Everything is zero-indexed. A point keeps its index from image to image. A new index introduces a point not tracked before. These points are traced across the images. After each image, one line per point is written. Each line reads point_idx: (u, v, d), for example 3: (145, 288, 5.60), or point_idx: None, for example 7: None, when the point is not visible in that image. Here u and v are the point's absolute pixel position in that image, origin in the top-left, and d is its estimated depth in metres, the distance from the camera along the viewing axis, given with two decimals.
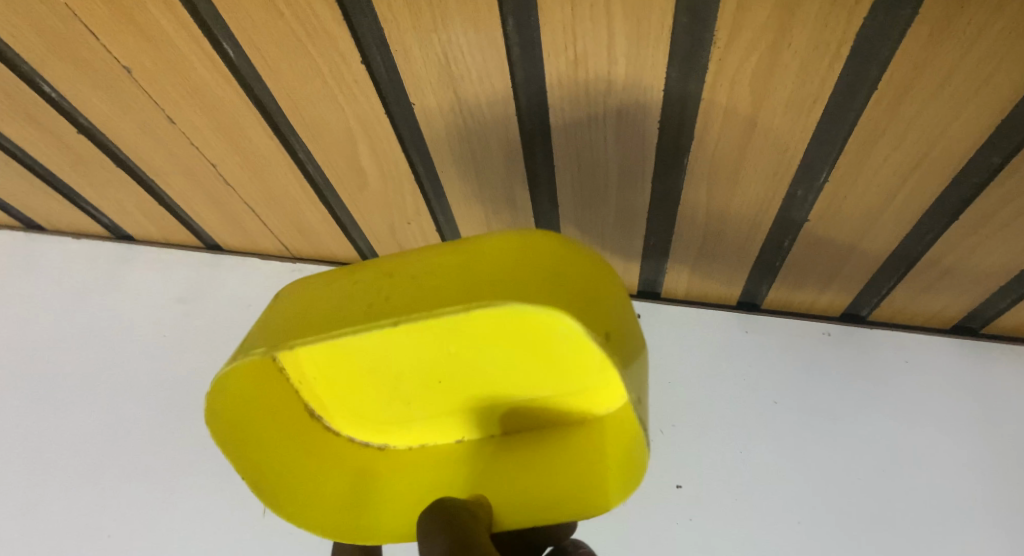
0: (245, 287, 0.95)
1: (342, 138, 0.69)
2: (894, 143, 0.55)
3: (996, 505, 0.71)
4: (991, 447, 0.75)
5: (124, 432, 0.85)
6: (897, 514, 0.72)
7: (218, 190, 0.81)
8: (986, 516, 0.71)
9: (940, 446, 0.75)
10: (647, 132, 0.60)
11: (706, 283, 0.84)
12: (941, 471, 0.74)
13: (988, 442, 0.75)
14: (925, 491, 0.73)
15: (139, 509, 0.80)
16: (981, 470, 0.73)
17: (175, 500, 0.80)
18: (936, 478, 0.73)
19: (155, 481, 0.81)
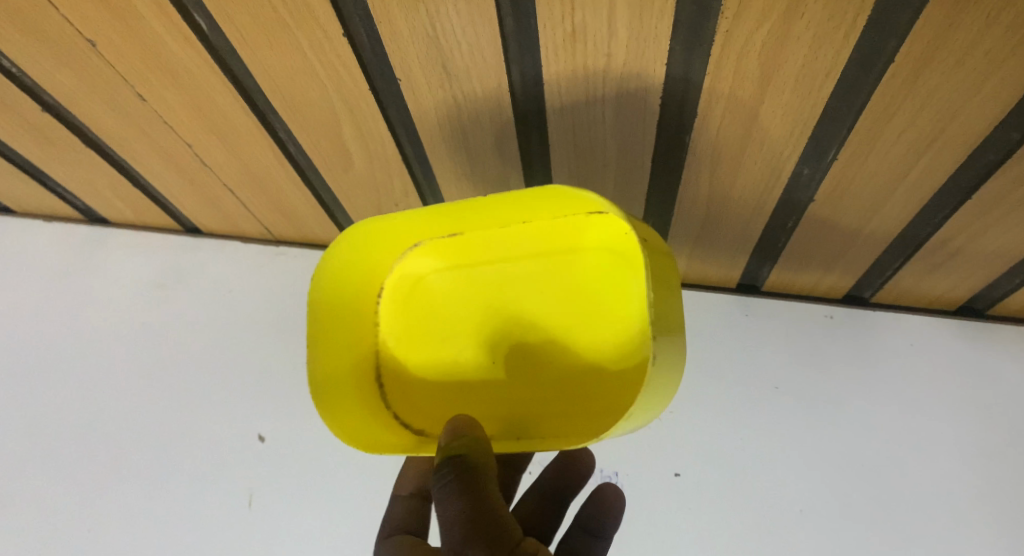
0: (228, 273, 0.89)
1: (325, 117, 0.65)
2: (909, 120, 0.52)
3: (988, 489, 0.72)
4: (989, 431, 0.74)
5: (107, 422, 0.82)
6: (891, 500, 0.72)
7: (195, 172, 0.77)
8: (976, 498, 0.72)
9: (936, 431, 0.75)
10: (648, 110, 0.57)
11: (706, 266, 0.81)
12: (937, 456, 0.74)
13: (984, 425, 0.75)
14: (918, 475, 0.73)
15: (126, 500, 0.78)
16: (975, 454, 0.73)
17: (161, 491, 0.78)
18: (930, 463, 0.74)
19: (141, 472, 0.79)
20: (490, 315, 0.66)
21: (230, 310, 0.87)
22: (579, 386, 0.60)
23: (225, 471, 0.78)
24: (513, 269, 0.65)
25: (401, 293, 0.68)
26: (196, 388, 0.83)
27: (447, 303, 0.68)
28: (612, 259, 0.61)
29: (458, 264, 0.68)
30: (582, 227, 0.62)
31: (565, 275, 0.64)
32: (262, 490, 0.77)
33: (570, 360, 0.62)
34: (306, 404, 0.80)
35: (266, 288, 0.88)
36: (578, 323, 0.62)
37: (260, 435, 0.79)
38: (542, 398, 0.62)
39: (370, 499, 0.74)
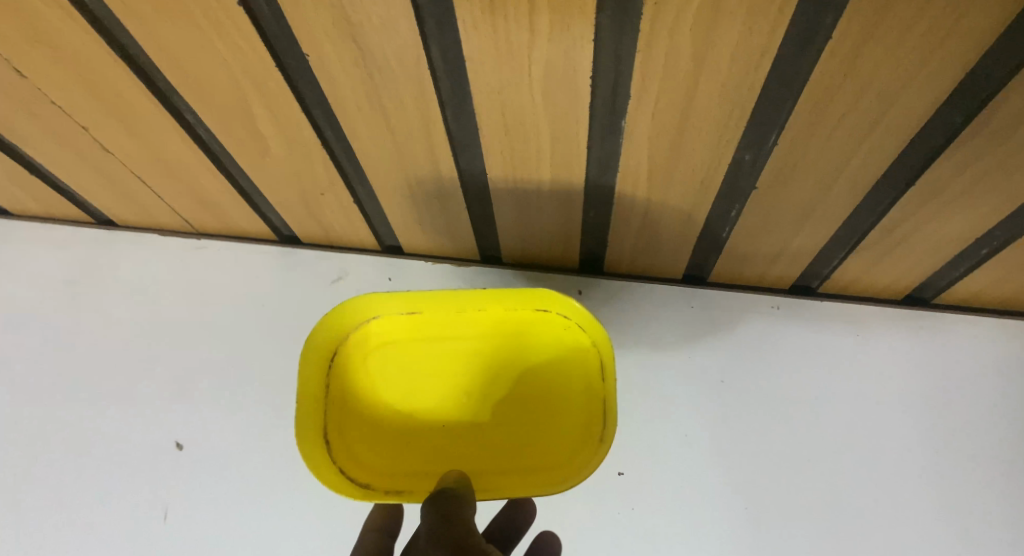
0: (145, 269, 0.84)
1: (234, 98, 0.60)
2: (850, 102, 0.49)
3: (933, 480, 0.71)
4: (936, 421, 0.74)
5: (9, 432, 0.76)
6: (839, 493, 0.71)
7: (98, 158, 0.71)
8: (920, 490, 0.71)
9: (882, 422, 0.74)
10: (578, 92, 0.53)
11: (652, 257, 0.78)
12: (883, 448, 0.73)
13: (930, 415, 0.74)
14: (863, 467, 0.72)
15: (28, 518, 0.72)
16: (922, 445, 0.73)
17: (70, 505, 0.72)
18: (875, 454, 0.73)
19: (47, 485, 0.73)
20: (450, 377, 0.68)
21: (147, 308, 0.82)
22: (536, 442, 0.66)
23: (140, 482, 0.73)
24: (469, 337, 0.69)
25: (356, 364, 0.66)
26: (109, 393, 0.77)
27: (400, 367, 0.68)
28: (560, 328, 0.67)
29: (413, 333, 0.68)
30: (535, 306, 0.67)
31: (518, 342, 0.69)
32: (179, 502, 0.71)
33: (525, 420, 0.67)
34: (232, 407, 0.75)
35: (186, 283, 0.83)
36: (529, 385, 0.68)
37: (177, 443, 0.74)
38: (500, 451, 0.65)
39: (295, 508, 0.70)
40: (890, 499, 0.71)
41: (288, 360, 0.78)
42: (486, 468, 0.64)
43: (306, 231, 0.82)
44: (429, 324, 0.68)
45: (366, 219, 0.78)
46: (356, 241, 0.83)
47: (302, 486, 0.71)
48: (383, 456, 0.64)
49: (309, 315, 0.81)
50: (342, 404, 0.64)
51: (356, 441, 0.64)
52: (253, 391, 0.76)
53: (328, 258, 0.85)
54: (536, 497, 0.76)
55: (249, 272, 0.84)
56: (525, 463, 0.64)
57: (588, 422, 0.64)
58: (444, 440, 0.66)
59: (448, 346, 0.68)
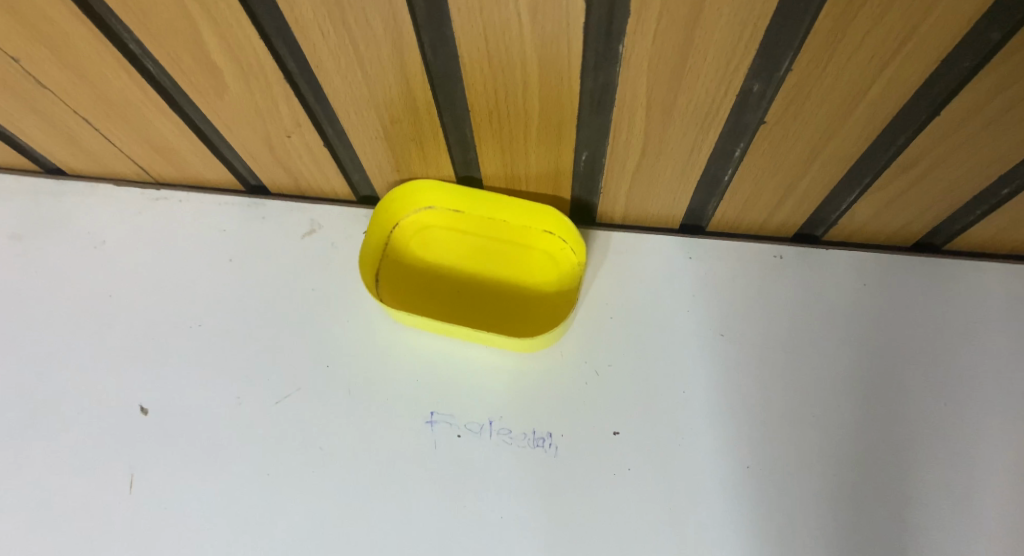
0: (98, 222, 0.78)
1: (179, 21, 0.53)
2: (875, 16, 0.43)
3: (954, 435, 0.66)
4: (955, 373, 0.69)
5: None
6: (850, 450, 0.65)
7: (34, 96, 0.65)
8: (941, 447, 0.66)
9: (898, 375, 0.69)
10: (569, 9, 0.47)
11: (647, 203, 0.73)
12: (897, 401, 0.68)
13: (947, 365, 0.69)
14: (881, 423, 0.67)
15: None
16: (938, 396, 0.68)
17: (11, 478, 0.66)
18: (895, 411, 0.67)
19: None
20: (471, 259, 0.74)
21: (102, 265, 0.75)
22: (518, 320, 0.71)
23: (89, 449, 0.67)
24: (494, 233, 0.75)
25: (410, 238, 0.75)
26: (64, 355, 0.71)
27: (436, 244, 0.75)
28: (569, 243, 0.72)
29: (453, 224, 0.75)
30: (550, 221, 0.72)
31: (534, 247, 0.74)
32: (144, 469, 0.65)
33: (513, 302, 0.72)
34: (197, 368, 0.70)
35: (147, 238, 0.77)
36: (532, 282, 0.73)
37: (143, 407, 0.68)
38: (485, 316, 0.71)
39: (272, 472, 0.65)
40: (909, 456, 0.65)
41: (259, 317, 0.72)
42: (470, 319, 0.71)
43: (274, 180, 0.76)
44: (467, 216, 0.75)
45: (339, 166, 0.72)
46: (328, 191, 0.77)
47: (277, 451, 0.66)
48: (401, 295, 0.72)
49: (280, 270, 0.75)
50: (387, 254, 0.75)
51: (381, 293, 0.72)
52: (221, 351, 0.71)
53: (298, 209, 0.78)
54: (520, 468, 0.65)
55: (213, 224, 0.77)
56: (508, 325, 0.71)
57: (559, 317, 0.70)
58: (444, 301, 0.72)
59: (476, 237, 0.75)
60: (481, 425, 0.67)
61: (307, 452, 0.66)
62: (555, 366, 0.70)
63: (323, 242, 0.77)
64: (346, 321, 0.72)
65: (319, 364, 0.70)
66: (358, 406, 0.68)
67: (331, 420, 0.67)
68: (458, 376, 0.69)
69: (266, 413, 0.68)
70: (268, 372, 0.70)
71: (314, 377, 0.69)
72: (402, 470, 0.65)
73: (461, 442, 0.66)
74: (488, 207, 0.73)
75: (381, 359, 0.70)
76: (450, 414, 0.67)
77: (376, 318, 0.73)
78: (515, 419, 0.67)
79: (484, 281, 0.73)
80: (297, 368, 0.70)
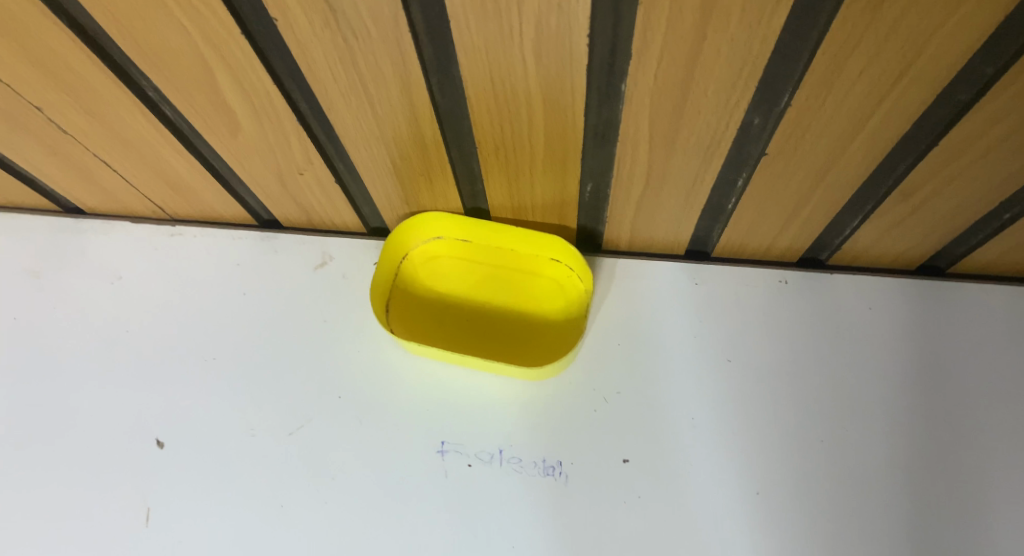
0: (116, 257, 0.81)
1: (196, 68, 0.55)
2: (870, 56, 0.45)
3: (966, 459, 0.66)
4: (963, 397, 0.69)
5: None
6: (861, 475, 0.65)
7: (55, 139, 0.67)
8: (954, 472, 0.65)
9: (906, 400, 0.69)
10: (573, 52, 0.49)
11: (652, 231, 0.74)
12: (907, 425, 0.68)
13: (955, 389, 0.69)
14: (892, 447, 0.67)
15: None
16: (948, 420, 0.68)
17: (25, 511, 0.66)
18: (906, 435, 0.67)
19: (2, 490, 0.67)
20: (480, 289, 0.76)
21: (120, 299, 0.78)
22: (528, 349, 0.72)
23: (101, 484, 0.67)
24: (503, 264, 0.76)
25: (421, 269, 0.77)
26: (81, 388, 0.72)
27: (446, 277, 0.76)
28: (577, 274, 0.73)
29: (463, 256, 0.76)
30: (557, 252, 0.73)
31: (542, 276, 0.76)
32: (160, 502, 0.66)
33: (523, 331, 0.74)
34: (211, 400, 0.71)
35: (161, 271, 0.79)
36: (540, 311, 0.75)
37: (159, 440, 0.69)
38: (495, 345, 0.72)
39: (286, 504, 0.65)
40: (923, 480, 0.65)
41: (271, 348, 0.74)
42: (481, 349, 0.72)
43: (285, 214, 0.78)
44: (476, 248, 0.76)
45: (349, 199, 0.74)
46: (338, 223, 0.79)
47: (291, 483, 0.66)
48: (413, 327, 0.74)
49: (291, 302, 0.76)
50: (399, 286, 0.76)
51: (392, 323, 0.73)
52: (233, 382, 0.72)
53: (309, 242, 0.81)
54: (532, 497, 0.65)
55: (224, 258, 0.79)
56: (517, 354, 0.72)
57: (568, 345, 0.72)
58: (455, 331, 0.73)
59: (485, 267, 0.76)
60: (492, 454, 0.67)
61: (320, 483, 0.66)
62: (563, 393, 0.71)
63: (333, 274, 0.78)
64: (357, 352, 0.73)
65: (331, 395, 0.71)
66: (370, 436, 0.68)
67: (344, 450, 0.68)
68: (467, 405, 0.70)
69: (279, 445, 0.68)
70: (281, 403, 0.70)
71: (325, 408, 0.70)
72: (414, 501, 0.65)
73: (472, 471, 0.66)
74: (495, 238, 0.74)
75: (392, 389, 0.71)
76: (461, 444, 0.68)
77: (387, 348, 0.74)
78: (525, 448, 0.68)
79: (492, 310, 0.74)
80: (310, 398, 0.71)
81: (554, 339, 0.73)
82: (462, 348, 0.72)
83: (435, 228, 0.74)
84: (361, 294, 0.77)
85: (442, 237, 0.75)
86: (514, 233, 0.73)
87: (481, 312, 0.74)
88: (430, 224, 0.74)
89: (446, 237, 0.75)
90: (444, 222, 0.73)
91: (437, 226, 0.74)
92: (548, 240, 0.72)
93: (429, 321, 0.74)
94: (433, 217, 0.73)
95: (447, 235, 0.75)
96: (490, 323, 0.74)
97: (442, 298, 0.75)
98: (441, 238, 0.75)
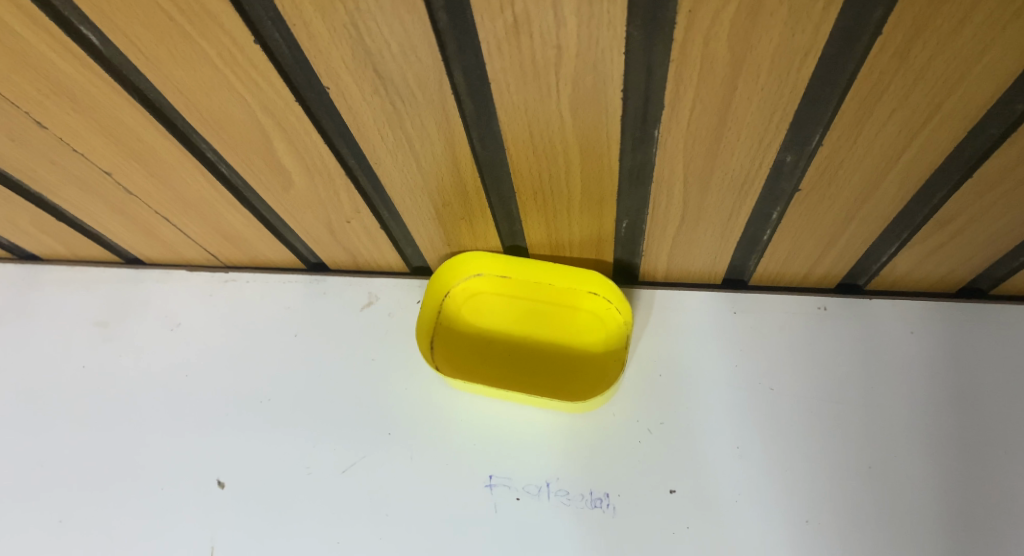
0: (175, 304, 0.86)
1: (254, 135, 0.59)
2: (900, 98, 0.46)
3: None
4: (1018, 422, 0.67)
5: (42, 476, 0.75)
6: (913, 504, 0.64)
7: (122, 200, 0.72)
8: (1011, 499, 0.64)
9: (955, 425, 0.68)
10: (608, 105, 0.51)
11: (688, 262, 0.76)
12: (957, 451, 0.67)
13: (1006, 413, 0.68)
14: (943, 474, 0.66)
15: None
16: (1001, 446, 0.66)
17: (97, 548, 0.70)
18: (957, 462, 0.66)
19: (76, 529, 0.72)
20: (521, 324, 0.78)
21: (178, 343, 0.83)
22: (571, 382, 0.74)
23: (166, 521, 0.71)
24: (542, 297, 0.78)
25: (464, 306, 0.80)
26: (146, 430, 0.77)
27: (489, 313, 0.79)
28: (614, 305, 0.75)
29: (504, 292, 0.79)
30: (595, 286, 0.75)
31: (581, 309, 0.78)
32: (222, 539, 0.69)
33: (565, 364, 0.76)
34: (268, 438, 0.75)
35: (219, 316, 0.85)
36: (581, 343, 0.77)
37: (219, 480, 0.73)
38: (539, 379, 0.74)
39: (342, 539, 0.68)
40: (980, 508, 0.64)
41: (323, 387, 0.77)
42: (525, 382, 0.74)
43: (332, 257, 0.83)
44: (516, 283, 0.79)
45: (393, 242, 0.77)
46: (382, 264, 0.83)
47: (346, 519, 0.69)
48: (457, 362, 0.76)
49: (339, 341, 0.81)
50: (443, 323, 0.79)
51: (436, 359, 0.76)
52: (287, 421, 0.75)
53: (356, 283, 0.85)
54: (580, 529, 0.66)
55: (278, 301, 0.85)
56: (561, 387, 0.74)
57: (610, 376, 0.73)
58: (499, 365, 0.76)
59: (524, 301, 0.79)
60: (539, 487, 0.69)
61: (374, 518, 0.69)
62: (607, 425, 0.72)
63: (379, 313, 0.82)
64: (405, 389, 0.76)
65: (382, 431, 0.74)
66: (420, 471, 0.71)
67: (396, 485, 0.70)
68: (513, 439, 0.72)
69: (334, 481, 0.71)
70: (335, 440, 0.74)
71: (375, 445, 0.73)
72: (464, 535, 0.67)
73: (520, 504, 0.68)
74: (534, 273, 0.77)
75: (439, 425, 0.74)
76: (508, 477, 0.70)
77: (433, 385, 0.77)
78: (572, 480, 0.69)
79: (534, 344, 0.77)
80: (361, 435, 0.74)
81: (596, 370, 0.75)
82: (506, 382, 0.74)
83: (478, 266, 0.77)
84: (408, 331, 0.81)
85: (485, 275, 0.78)
86: (552, 269, 0.75)
87: (523, 346, 0.77)
88: (474, 262, 0.77)
89: (489, 275, 0.78)
90: (486, 260, 0.76)
91: (480, 264, 0.77)
92: (585, 274, 0.74)
93: (473, 356, 0.77)
94: (476, 256, 0.76)
95: (490, 272, 0.78)
96: (533, 356, 0.76)
97: (485, 333, 0.78)
98: (484, 276, 0.78)
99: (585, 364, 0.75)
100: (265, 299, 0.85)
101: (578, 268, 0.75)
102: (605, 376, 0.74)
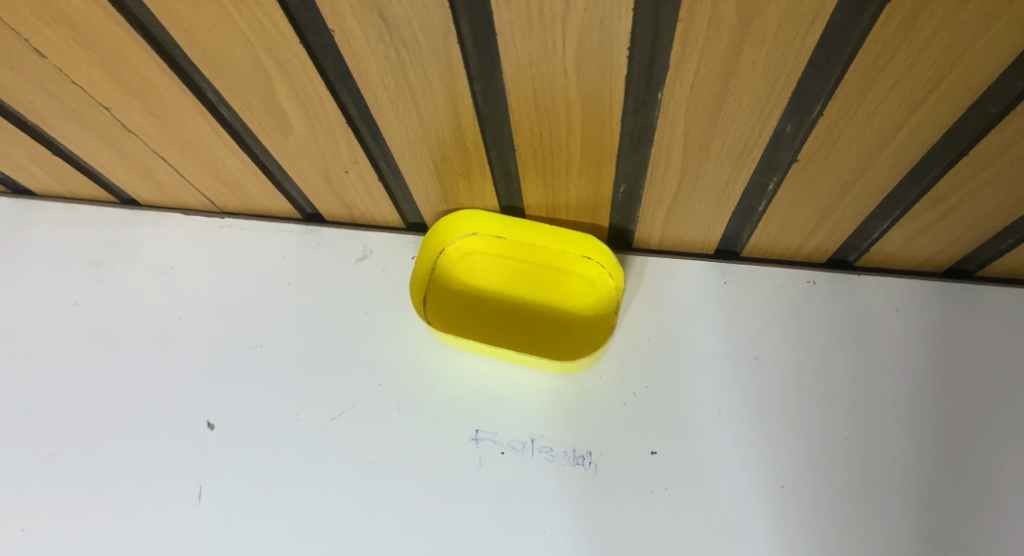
0: (169, 247, 0.87)
1: (255, 78, 0.58)
2: (902, 72, 0.46)
3: (986, 458, 0.67)
4: (986, 399, 0.70)
5: (32, 410, 0.77)
6: (880, 473, 0.67)
7: (120, 138, 0.72)
8: (972, 470, 0.67)
9: (927, 401, 0.71)
10: (612, 64, 0.51)
11: (682, 230, 0.76)
12: (926, 425, 0.69)
13: (977, 390, 0.71)
14: (912, 445, 0.68)
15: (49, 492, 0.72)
16: (968, 421, 0.69)
17: (90, 480, 0.72)
18: (925, 436, 0.69)
19: (70, 460, 0.74)
20: (511, 285, 0.79)
21: (173, 287, 0.84)
22: (561, 343, 0.76)
23: (158, 458, 0.73)
24: (535, 260, 0.79)
25: (458, 265, 0.80)
26: (139, 369, 0.78)
27: (483, 271, 0.80)
28: (606, 270, 0.77)
29: (499, 252, 0.80)
30: (588, 250, 0.76)
31: (572, 273, 0.79)
32: (210, 480, 0.71)
33: (555, 326, 0.77)
34: (261, 383, 0.76)
35: (213, 263, 0.85)
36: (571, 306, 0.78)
37: (208, 423, 0.74)
38: (529, 339, 0.76)
39: (329, 485, 0.70)
40: (945, 480, 0.67)
41: (316, 337, 0.79)
42: (516, 342, 0.75)
43: (329, 209, 0.83)
44: (511, 244, 0.79)
45: (390, 196, 0.77)
46: (378, 218, 0.83)
47: (335, 464, 0.71)
48: (449, 318, 0.77)
49: (334, 294, 0.82)
50: (437, 280, 0.80)
51: (428, 315, 0.77)
52: (280, 369, 0.77)
53: (351, 236, 0.85)
54: (563, 486, 0.69)
55: (272, 251, 0.85)
56: (551, 347, 0.75)
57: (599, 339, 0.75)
58: (491, 323, 0.77)
59: (518, 263, 0.80)
60: (524, 443, 0.71)
61: (361, 465, 0.71)
62: (593, 387, 0.74)
63: (374, 267, 0.83)
64: (397, 342, 0.78)
65: (372, 384, 0.75)
66: (408, 422, 0.73)
67: (384, 433, 0.72)
68: (501, 396, 0.74)
69: (325, 428, 0.73)
70: (326, 388, 0.75)
71: (365, 395, 0.75)
72: (450, 484, 0.70)
73: (505, 458, 0.70)
74: (529, 233, 0.77)
75: (429, 379, 0.75)
76: (495, 432, 0.72)
77: (425, 340, 0.78)
78: (555, 438, 0.71)
79: (525, 305, 0.78)
80: (353, 386, 0.75)
81: (585, 333, 0.76)
82: (495, 339, 0.76)
83: (476, 224, 0.78)
84: (401, 287, 0.81)
85: (482, 233, 0.79)
86: (547, 231, 0.76)
87: (514, 306, 0.78)
88: (471, 219, 0.77)
89: (487, 233, 0.79)
90: (483, 218, 0.76)
91: (477, 222, 0.77)
92: (580, 238, 0.75)
93: (464, 312, 0.78)
94: (473, 214, 0.76)
95: (487, 231, 0.78)
96: (524, 317, 0.77)
97: (479, 291, 0.79)
98: (481, 234, 0.79)
99: (575, 327, 0.77)
100: (260, 247, 0.86)
101: (574, 232, 0.75)
102: (595, 339, 0.75)
